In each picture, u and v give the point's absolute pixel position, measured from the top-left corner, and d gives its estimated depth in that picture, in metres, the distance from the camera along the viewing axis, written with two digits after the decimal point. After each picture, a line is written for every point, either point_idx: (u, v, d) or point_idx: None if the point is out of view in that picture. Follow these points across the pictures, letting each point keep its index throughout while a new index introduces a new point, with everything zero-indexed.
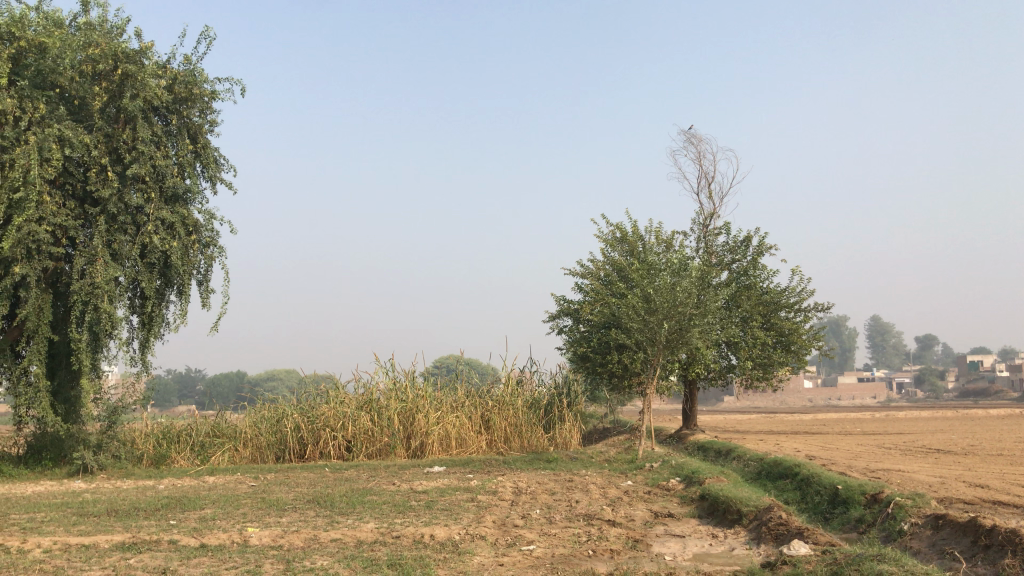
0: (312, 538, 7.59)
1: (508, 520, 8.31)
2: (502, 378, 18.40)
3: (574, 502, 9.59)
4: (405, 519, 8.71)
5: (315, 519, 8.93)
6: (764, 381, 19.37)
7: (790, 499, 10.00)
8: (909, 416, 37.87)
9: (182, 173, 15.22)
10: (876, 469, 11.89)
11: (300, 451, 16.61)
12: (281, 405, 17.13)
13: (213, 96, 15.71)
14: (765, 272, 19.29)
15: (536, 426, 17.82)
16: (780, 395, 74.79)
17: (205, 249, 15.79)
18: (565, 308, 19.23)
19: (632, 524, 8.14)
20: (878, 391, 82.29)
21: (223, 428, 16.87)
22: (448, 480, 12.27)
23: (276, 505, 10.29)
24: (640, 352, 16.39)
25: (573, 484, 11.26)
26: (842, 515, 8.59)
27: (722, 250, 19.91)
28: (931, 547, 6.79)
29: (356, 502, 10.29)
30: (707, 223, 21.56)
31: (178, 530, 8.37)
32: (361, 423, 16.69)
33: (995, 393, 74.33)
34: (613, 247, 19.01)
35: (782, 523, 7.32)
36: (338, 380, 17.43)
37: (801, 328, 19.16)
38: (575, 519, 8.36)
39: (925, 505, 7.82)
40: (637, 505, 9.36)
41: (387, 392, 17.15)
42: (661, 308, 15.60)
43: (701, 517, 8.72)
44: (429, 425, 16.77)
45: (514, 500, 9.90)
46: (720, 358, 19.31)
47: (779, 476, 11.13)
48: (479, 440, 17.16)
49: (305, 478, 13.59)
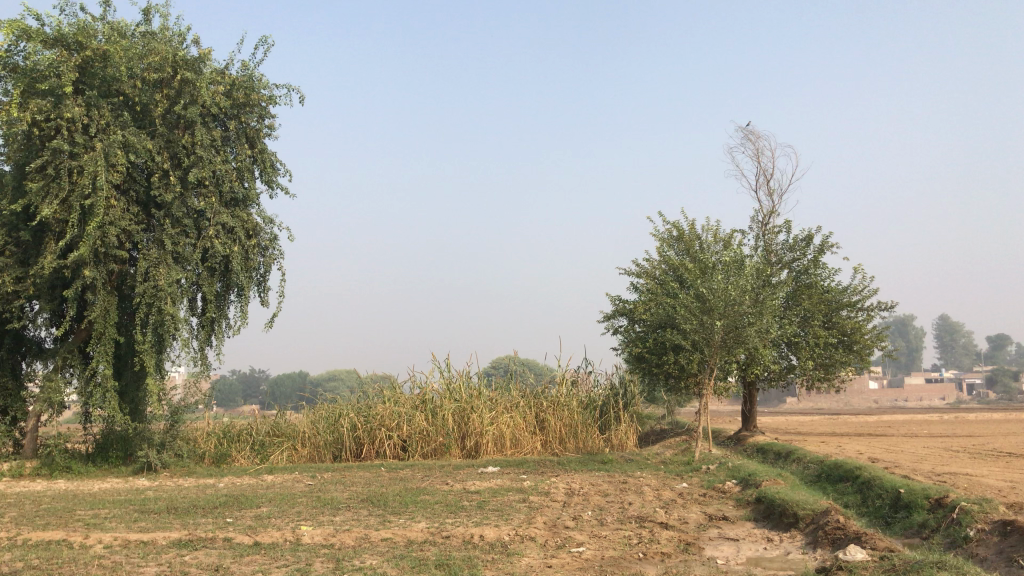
0: (363, 538, 7.63)
1: (559, 521, 8.25)
2: (557, 378, 18.32)
3: (627, 504, 9.48)
4: (456, 519, 8.71)
5: (367, 518, 8.99)
6: (826, 381, 18.94)
7: (850, 503, 9.74)
8: (979, 418, 36.74)
9: (241, 178, 15.50)
10: (942, 473, 11.50)
11: (356, 450, 16.76)
12: (338, 405, 17.34)
13: (271, 102, 15.98)
14: (826, 270, 18.84)
15: (591, 427, 17.71)
16: (843, 396, 73.21)
17: (264, 251, 16.05)
18: (620, 308, 19.08)
19: (685, 526, 8.01)
20: (947, 392, 79.87)
21: (282, 427, 17.13)
22: (501, 481, 12.26)
23: (331, 503, 10.41)
24: (696, 353, 16.17)
25: (626, 486, 11.13)
26: (905, 520, 8.32)
27: (782, 248, 19.52)
28: (999, 554, 6.53)
29: (409, 502, 10.34)
30: (765, 221, 21.17)
31: (233, 528, 8.50)
32: (416, 423, 16.78)
33: None
34: (669, 246, 18.80)
35: (840, 527, 7.11)
36: (394, 380, 17.57)
37: (864, 328, 18.69)
38: (627, 521, 8.26)
39: (993, 510, 7.52)
40: (691, 507, 9.22)
41: (443, 392, 17.23)
42: (716, 307, 15.40)
43: (757, 520, 8.53)
44: (484, 425, 16.78)
45: (566, 501, 9.83)
46: (779, 359, 18.94)
47: (840, 479, 10.84)
48: (534, 441, 17.12)
49: (361, 477, 13.71)
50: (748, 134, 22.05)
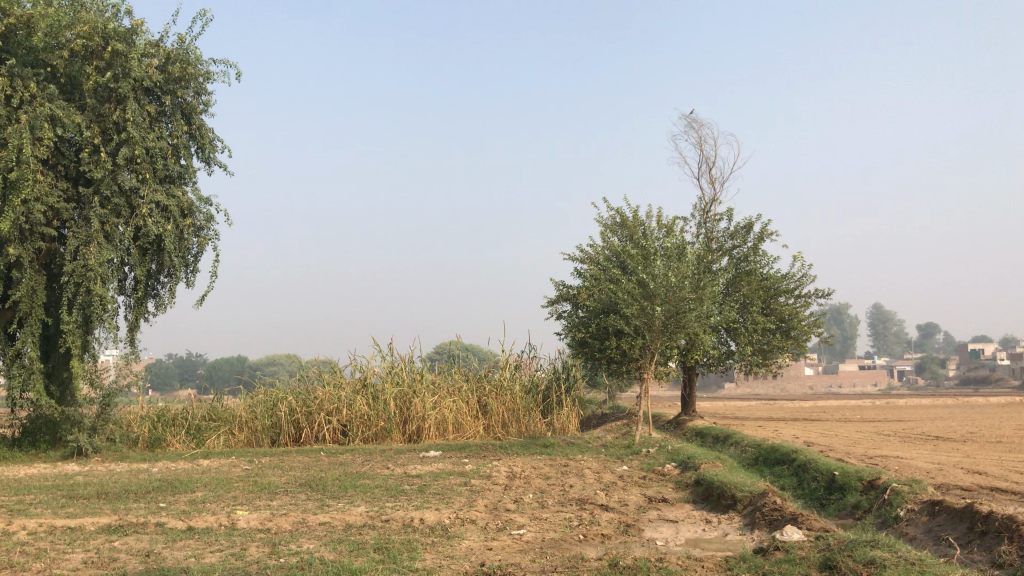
0: (300, 522, 7.49)
1: (500, 504, 8.22)
2: (500, 362, 18.29)
3: (568, 486, 9.50)
4: (396, 503, 8.62)
5: (305, 502, 8.85)
6: (763, 367, 19.29)
7: (786, 485, 9.92)
8: (907, 403, 37.96)
9: (176, 155, 15.09)
10: (874, 456, 11.81)
11: (295, 434, 16.53)
12: (278, 388, 17.05)
13: (208, 77, 15.57)
14: (765, 257, 19.14)
15: (533, 411, 17.75)
16: (780, 382, 74.90)
17: (199, 231, 15.65)
18: (563, 293, 19.13)
19: (625, 508, 8.05)
20: (878, 379, 82.23)
21: (219, 411, 16.79)
22: (443, 465, 12.21)
23: (268, 488, 10.23)
24: (638, 338, 16.29)
25: (567, 469, 11.17)
26: (838, 502, 8.49)
27: (723, 235, 19.76)
28: (928, 533, 6.69)
29: (349, 486, 10.21)
30: (707, 208, 21.38)
31: (166, 513, 8.28)
32: (356, 407, 16.60)
33: (995, 381, 74.49)
34: (612, 232, 18.88)
35: (776, 508, 7.22)
36: (334, 364, 17.35)
37: (800, 314, 19.05)
38: (568, 503, 8.27)
39: (922, 491, 7.72)
40: (631, 489, 9.27)
41: (385, 376, 17.07)
42: (657, 292, 15.50)
43: (695, 503, 8.62)
44: (425, 409, 16.69)
45: (508, 484, 9.81)
46: (719, 344, 19.20)
47: (776, 462, 11.03)
48: (476, 425, 17.09)
49: (300, 462, 13.52)
50: (691, 121, 22.26)
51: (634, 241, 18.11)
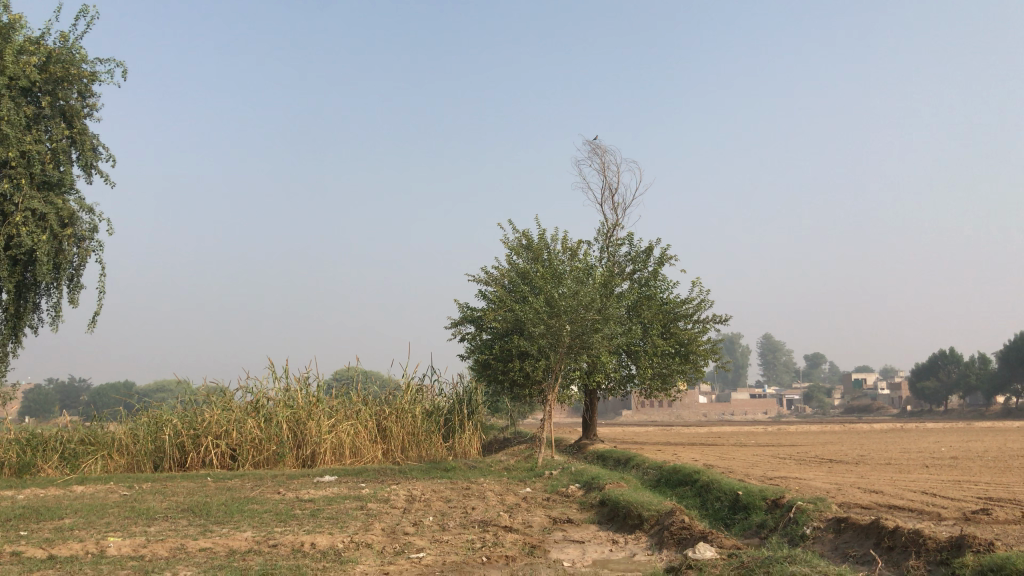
0: (178, 548, 6.88)
1: (398, 527, 7.78)
2: (400, 385, 17.74)
3: (469, 508, 9.13)
4: (286, 528, 8.08)
5: (186, 528, 8.21)
6: (663, 391, 19.38)
7: (689, 506, 9.81)
8: (797, 430, 39.21)
9: (56, 160, 14.12)
10: (774, 476, 11.89)
11: (180, 459, 15.57)
12: (163, 410, 16.09)
13: (93, 79, 14.71)
14: (665, 282, 19.32)
15: (434, 435, 17.27)
16: (675, 409, 76.49)
17: (80, 242, 14.67)
18: (467, 314, 18.81)
19: (530, 530, 7.74)
20: (768, 406, 84.82)
21: (97, 435, 15.70)
22: (338, 489, 11.63)
23: (146, 514, 9.47)
24: (542, 359, 16.07)
25: (469, 491, 10.81)
26: (744, 521, 8.37)
27: (623, 259, 19.88)
28: (834, 550, 6.59)
29: (235, 511, 9.58)
30: (610, 233, 21.55)
31: (26, 541, 7.50)
32: (247, 430, 15.78)
33: (877, 409, 78.01)
34: (518, 253, 18.71)
35: (685, 526, 7.04)
36: (226, 386, 16.52)
37: (699, 339, 19.28)
38: (470, 526, 7.89)
39: (827, 509, 7.70)
40: (535, 511, 8.97)
41: (278, 398, 16.32)
42: (563, 313, 15.27)
43: (601, 523, 8.37)
44: (321, 433, 16.00)
45: (406, 508, 9.36)
46: (620, 367, 19.18)
47: (679, 483, 10.95)
48: (375, 449, 16.48)
49: (184, 487, 12.69)
50: (594, 148, 22.56)
51: (538, 263, 17.96)
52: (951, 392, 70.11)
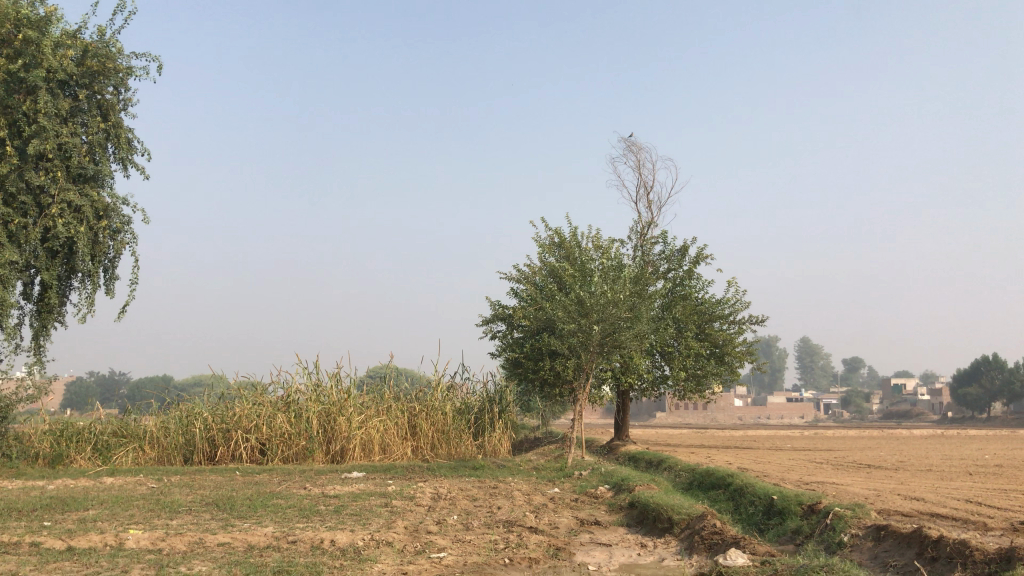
0: (196, 542, 6.77)
1: (421, 526, 7.61)
2: (431, 382, 17.61)
3: (495, 508, 8.93)
4: (307, 523, 7.96)
5: (208, 522, 8.11)
6: (697, 392, 19.04)
7: (722, 510, 9.52)
8: (834, 435, 38.56)
9: (93, 153, 14.17)
10: (810, 481, 11.54)
11: (210, 453, 15.58)
12: (195, 404, 16.12)
13: (129, 72, 14.72)
14: (700, 282, 18.97)
15: (464, 433, 17.11)
16: (710, 411, 75.73)
17: (115, 234, 14.73)
18: (498, 312, 18.63)
19: (556, 531, 7.53)
20: (805, 410, 83.61)
21: (130, 427, 15.78)
22: (364, 486, 11.50)
23: (170, 507, 9.43)
24: (573, 358, 15.84)
25: (496, 490, 10.62)
26: (778, 527, 8.08)
27: (657, 259, 19.57)
28: (873, 559, 6.30)
29: (259, 505, 9.47)
30: (646, 232, 21.24)
31: (47, 532, 7.44)
32: (277, 425, 15.74)
33: (917, 415, 76.54)
34: (550, 251, 18.50)
35: (716, 531, 6.79)
36: (257, 381, 16.50)
37: (734, 340, 18.91)
38: (494, 525, 7.70)
39: (866, 516, 7.39)
40: (562, 512, 8.75)
41: (309, 393, 16.27)
42: (594, 310, 15.01)
43: (630, 526, 8.14)
44: (351, 429, 15.90)
45: (432, 506, 9.19)
46: (654, 367, 18.87)
47: (711, 486, 10.66)
48: (404, 446, 16.36)
49: (212, 480, 12.65)
50: (630, 146, 22.29)
51: (570, 261, 17.71)
52: (994, 399, 68.44)
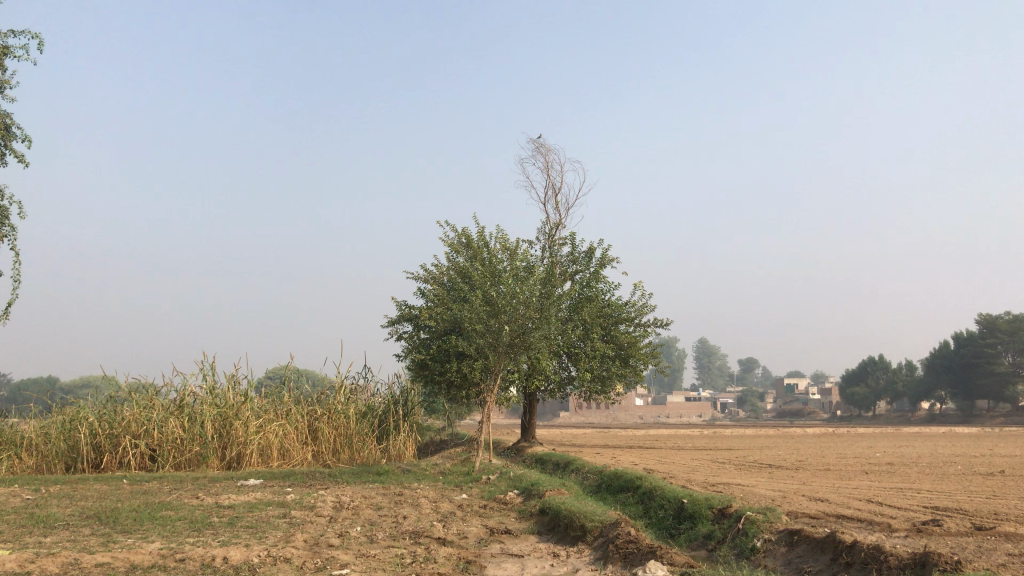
0: (72, 564, 6.16)
1: (322, 539, 7.17)
2: (334, 384, 17.03)
3: (402, 518, 8.53)
4: (198, 538, 7.42)
5: (87, 539, 7.46)
6: (602, 394, 19.01)
7: (632, 514, 9.40)
8: (734, 432, 39.48)
9: None
10: (717, 483, 11.54)
11: (95, 460, 14.61)
12: (81, 407, 15.10)
13: (6, 52, 13.68)
14: (607, 284, 18.97)
15: (368, 437, 16.58)
16: (612, 411, 76.84)
17: None
18: (404, 313, 18.19)
19: (465, 542, 7.21)
20: (703, 410, 85.71)
21: (5, 434, 14.79)
22: (261, 495, 10.90)
23: (45, 522, 8.66)
24: (481, 359, 15.57)
25: (402, 498, 10.21)
26: (689, 531, 7.99)
27: (566, 260, 19.47)
28: (787, 566, 6.24)
29: (146, 518, 8.83)
30: (553, 232, 21.13)
31: None
32: (168, 430, 14.87)
33: (808, 414, 79.44)
34: (458, 251, 18.17)
35: (631, 540, 6.64)
36: (147, 383, 15.62)
37: (639, 343, 18.98)
38: (401, 537, 7.32)
39: (777, 520, 7.34)
40: (471, 520, 8.43)
41: (204, 396, 15.46)
42: (504, 311, 14.71)
43: (541, 534, 7.90)
44: (247, 434, 15.15)
45: (334, 516, 8.75)
46: (560, 369, 18.76)
47: (620, 489, 10.55)
48: (304, 452, 15.72)
49: (95, 490, 11.80)
50: (539, 145, 22.17)
51: (478, 261, 17.40)
52: (880, 397, 71.44)
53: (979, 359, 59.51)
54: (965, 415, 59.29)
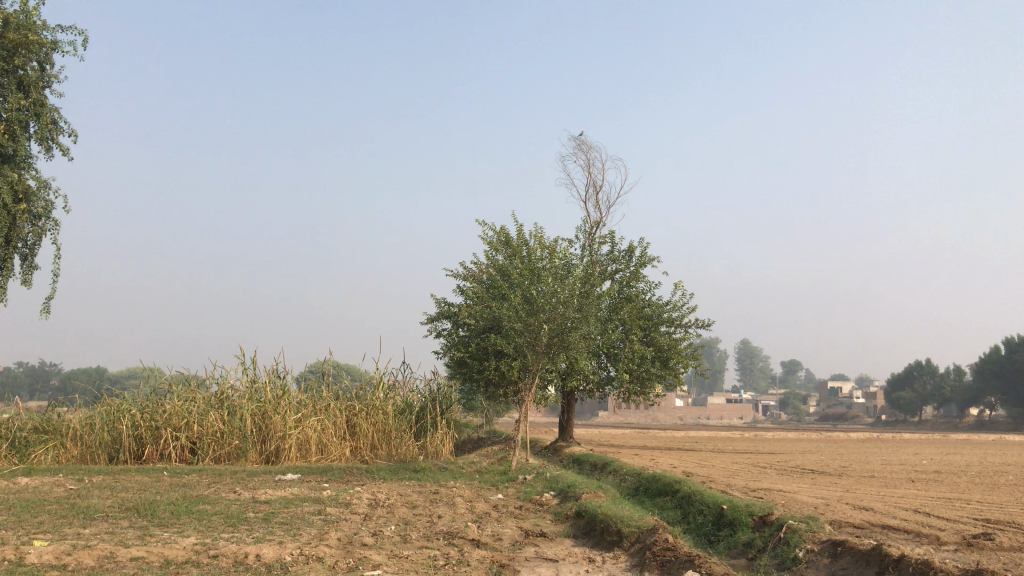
0: (107, 557, 6.17)
1: (356, 538, 7.12)
2: (372, 380, 17.04)
3: (436, 517, 8.46)
4: (233, 534, 7.42)
5: (124, 531, 7.50)
6: (641, 395, 18.78)
7: (670, 519, 9.23)
8: (773, 436, 39.01)
9: (12, 133, 13.29)
10: (757, 488, 11.31)
11: (137, 452, 14.77)
12: (124, 399, 15.30)
13: (54, 47, 13.91)
14: (647, 284, 18.74)
15: (405, 433, 16.56)
16: (651, 412, 76.31)
17: (35, 219, 13.89)
18: (443, 310, 18.17)
19: (500, 544, 7.12)
20: (744, 412, 84.75)
21: (51, 423, 15.05)
22: (298, 490, 10.92)
23: (84, 513, 8.74)
24: (519, 358, 15.46)
25: (437, 497, 10.16)
26: (728, 539, 7.81)
27: (605, 259, 19.29)
28: None
29: (183, 512, 8.87)
30: (594, 231, 20.95)
31: None
32: (208, 423, 15.00)
33: (852, 418, 78.09)
34: (497, 249, 18.08)
35: (669, 547, 6.50)
36: (189, 376, 15.78)
37: (679, 344, 18.72)
38: (435, 538, 7.24)
39: (820, 530, 7.12)
40: (506, 522, 8.33)
41: (244, 390, 15.56)
42: (543, 310, 14.59)
43: (577, 537, 7.78)
44: (286, 428, 15.21)
45: (368, 513, 8.72)
46: (599, 369, 18.57)
47: (658, 492, 10.39)
48: (342, 447, 15.75)
49: (135, 482, 11.92)
50: (579, 143, 22.02)
51: (518, 259, 17.29)
52: (926, 403, 69.94)
53: None
54: (1015, 423, 57.74)
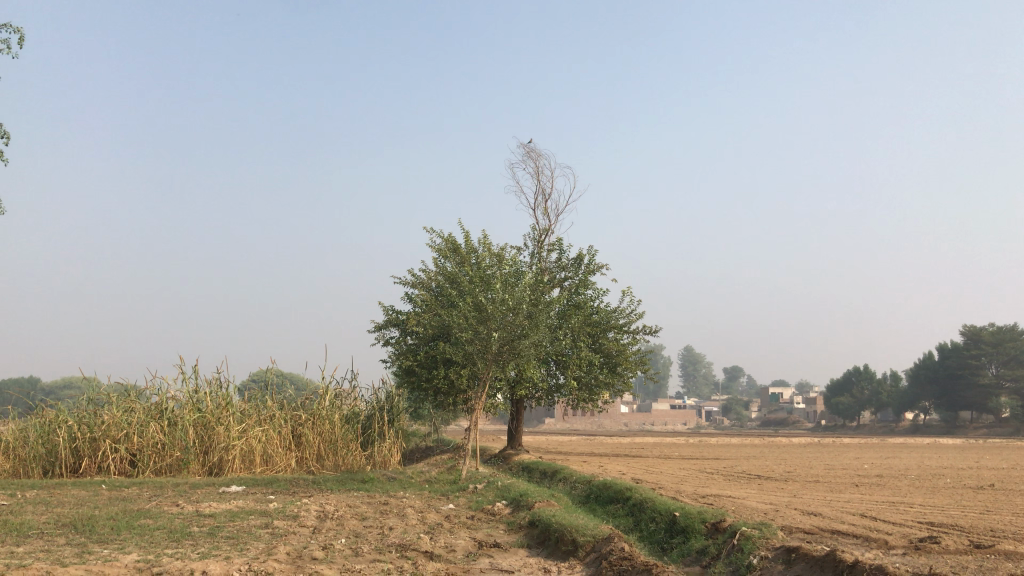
0: None
1: (305, 552, 6.95)
2: (318, 389, 16.75)
3: (387, 529, 8.31)
4: (177, 549, 7.18)
5: (61, 549, 7.21)
6: (590, 402, 18.81)
7: (622, 527, 9.21)
8: (718, 441, 39.49)
9: None
10: (706, 494, 11.37)
11: (74, 465, 14.27)
12: (60, 410, 14.79)
13: None
14: (596, 291, 18.80)
15: (352, 443, 16.31)
16: (597, 418, 76.76)
17: None
18: (391, 318, 17.97)
19: (453, 556, 7.01)
20: (688, 417, 85.80)
21: None
22: (243, 503, 10.64)
23: (18, 530, 8.37)
24: (469, 366, 15.34)
25: (387, 508, 10.00)
26: (682, 546, 7.83)
27: (554, 266, 19.30)
28: None
29: (123, 527, 8.57)
30: (543, 239, 20.96)
31: None
32: (149, 434, 14.56)
33: (793, 423, 79.59)
34: (446, 256, 17.96)
35: (625, 557, 6.47)
36: (129, 386, 15.33)
37: (627, 351, 18.81)
38: (386, 550, 7.10)
39: (773, 536, 7.17)
40: (458, 533, 8.22)
41: (185, 400, 15.16)
42: (493, 317, 14.49)
43: (530, 548, 7.71)
44: (230, 439, 14.84)
45: (317, 526, 8.52)
46: (548, 376, 18.55)
47: (610, 500, 10.37)
48: (288, 458, 15.43)
49: (72, 496, 11.51)
50: (528, 150, 22.07)
51: (467, 267, 17.19)
52: (864, 408, 71.64)
53: (962, 371, 59.71)
54: (948, 426, 59.44)
